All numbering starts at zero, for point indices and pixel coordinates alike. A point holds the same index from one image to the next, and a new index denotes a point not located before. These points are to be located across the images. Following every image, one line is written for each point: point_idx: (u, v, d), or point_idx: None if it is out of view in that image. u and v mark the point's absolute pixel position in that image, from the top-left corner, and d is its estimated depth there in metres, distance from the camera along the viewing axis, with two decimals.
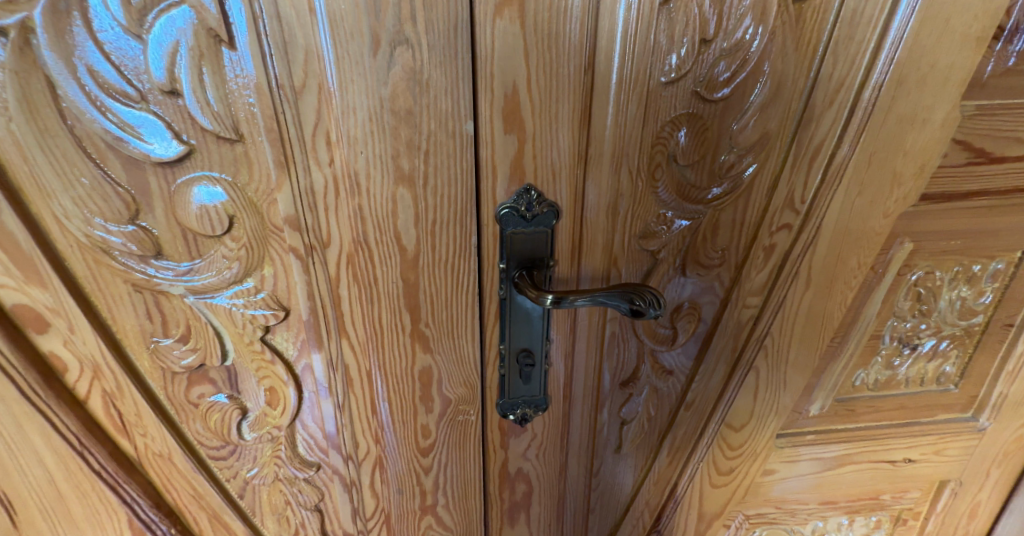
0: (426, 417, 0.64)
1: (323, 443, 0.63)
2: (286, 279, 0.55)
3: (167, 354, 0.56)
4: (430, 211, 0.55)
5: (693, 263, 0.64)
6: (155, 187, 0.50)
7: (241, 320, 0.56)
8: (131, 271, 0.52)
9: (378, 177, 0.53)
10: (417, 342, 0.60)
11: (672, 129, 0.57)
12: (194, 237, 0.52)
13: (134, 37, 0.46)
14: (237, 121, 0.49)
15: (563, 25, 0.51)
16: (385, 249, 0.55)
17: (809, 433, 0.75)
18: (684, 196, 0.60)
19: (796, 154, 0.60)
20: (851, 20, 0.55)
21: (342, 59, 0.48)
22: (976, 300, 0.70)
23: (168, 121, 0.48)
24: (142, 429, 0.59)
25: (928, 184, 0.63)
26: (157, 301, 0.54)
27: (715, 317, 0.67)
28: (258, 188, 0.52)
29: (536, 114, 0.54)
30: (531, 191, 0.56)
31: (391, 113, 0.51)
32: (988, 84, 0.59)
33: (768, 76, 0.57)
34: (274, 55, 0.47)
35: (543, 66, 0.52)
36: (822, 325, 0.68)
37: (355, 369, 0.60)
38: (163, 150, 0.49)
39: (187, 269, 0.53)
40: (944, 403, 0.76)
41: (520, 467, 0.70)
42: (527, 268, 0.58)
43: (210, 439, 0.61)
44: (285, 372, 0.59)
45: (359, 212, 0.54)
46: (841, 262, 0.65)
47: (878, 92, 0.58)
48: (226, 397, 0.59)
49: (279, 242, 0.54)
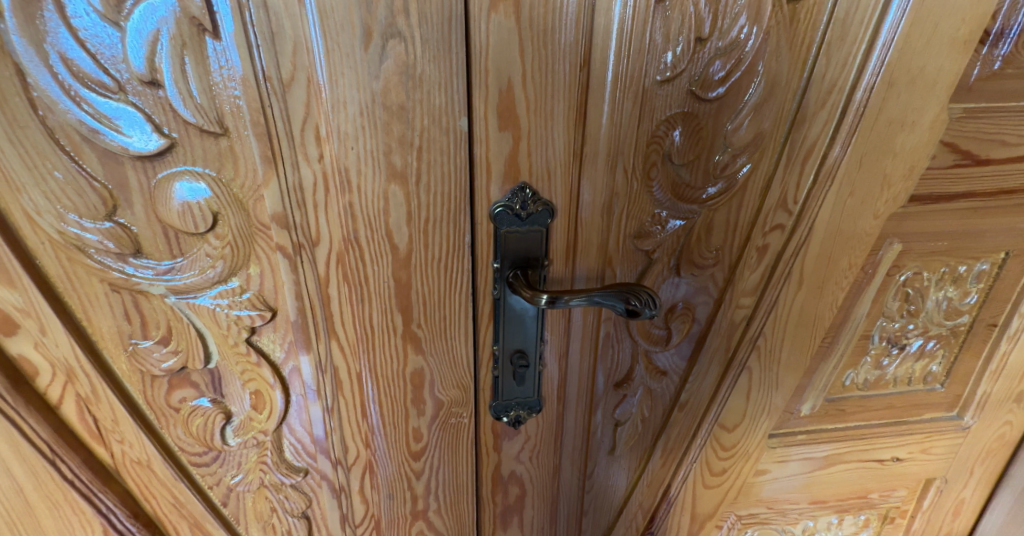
0: (417, 420, 0.62)
1: (311, 447, 0.61)
2: (272, 279, 0.53)
3: (147, 356, 0.54)
4: (423, 208, 0.54)
5: (687, 263, 0.63)
6: (134, 182, 0.48)
7: (225, 321, 0.54)
8: (107, 269, 0.50)
9: (369, 173, 0.51)
10: (409, 342, 0.58)
11: (667, 128, 0.57)
12: (175, 235, 0.50)
13: (111, 24, 0.43)
14: (222, 114, 0.47)
15: (559, 21, 0.50)
16: (376, 248, 0.54)
17: (801, 433, 0.75)
18: (679, 195, 0.60)
19: (789, 154, 0.60)
20: (844, 21, 0.55)
21: (332, 52, 0.47)
22: (962, 300, 0.71)
23: (148, 113, 0.46)
24: (119, 435, 0.56)
25: (917, 185, 0.63)
26: (135, 301, 0.52)
27: (709, 317, 0.66)
28: (243, 184, 0.50)
29: (531, 112, 0.53)
30: (526, 189, 0.55)
31: (383, 108, 0.50)
32: (975, 87, 0.60)
33: (762, 76, 0.57)
34: (261, 47, 0.46)
35: (538, 62, 0.51)
36: (814, 325, 0.68)
37: (345, 371, 0.58)
38: (142, 143, 0.47)
39: (168, 267, 0.51)
40: (930, 402, 0.77)
41: (513, 470, 0.69)
42: (522, 267, 0.57)
43: (191, 444, 0.58)
44: (271, 375, 0.57)
45: (350, 209, 0.52)
46: (833, 261, 0.65)
47: (868, 94, 0.58)
48: (209, 401, 0.57)
49: (265, 240, 0.52)
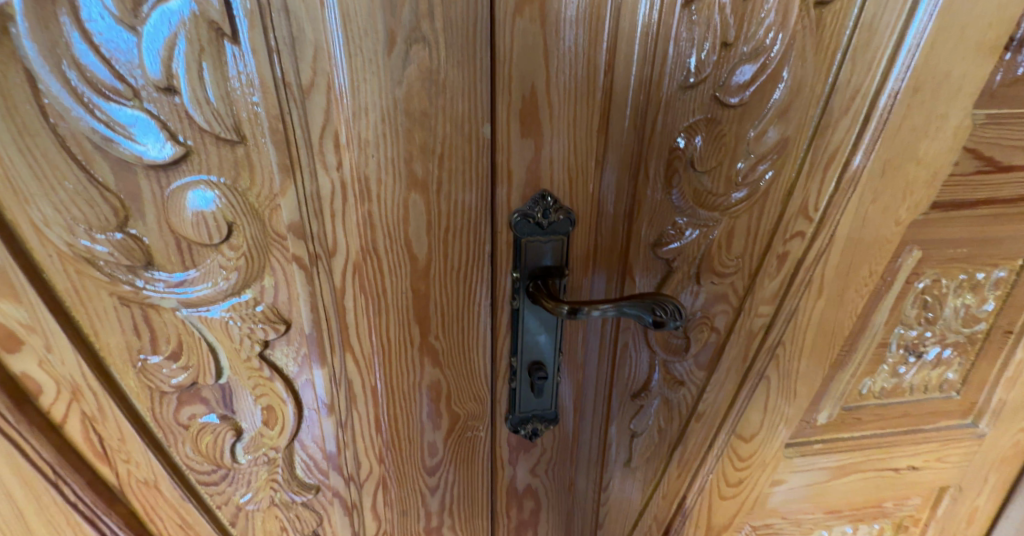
0: (432, 434, 0.61)
1: (323, 464, 0.59)
2: (287, 291, 0.51)
3: (156, 373, 0.52)
4: (443, 217, 0.52)
5: (707, 271, 0.62)
6: (147, 191, 0.46)
7: (238, 335, 0.52)
8: (117, 283, 0.48)
9: (389, 182, 0.50)
10: (426, 354, 0.57)
11: (690, 135, 0.56)
12: (188, 246, 0.48)
13: (127, 28, 0.41)
14: (239, 121, 0.45)
15: (584, 26, 0.49)
16: (395, 259, 0.52)
17: (816, 443, 0.75)
18: (700, 202, 0.59)
19: (813, 161, 0.59)
20: (870, 27, 0.55)
21: (354, 57, 0.45)
22: (980, 307, 0.71)
23: (163, 120, 0.44)
24: (125, 454, 0.54)
25: (939, 193, 0.63)
26: (146, 315, 0.49)
27: (728, 326, 0.65)
28: (260, 193, 0.48)
29: (554, 118, 0.51)
30: (547, 197, 0.54)
31: (405, 115, 0.48)
32: (999, 93, 0.59)
33: (787, 81, 0.56)
34: (280, 52, 0.44)
35: (563, 68, 0.50)
36: (833, 332, 0.68)
37: (360, 384, 0.56)
38: (157, 152, 0.45)
39: (180, 280, 0.49)
40: (945, 409, 0.77)
41: (529, 483, 0.68)
42: (542, 278, 0.56)
43: (200, 463, 0.56)
44: (284, 389, 0.55)
45: (369, 218, 0.50)
46: (853, 270, 0.65)
47: (893, 100, 0.57)
48: (219, 417, 0.55)
49: (281, 251, 0.50)
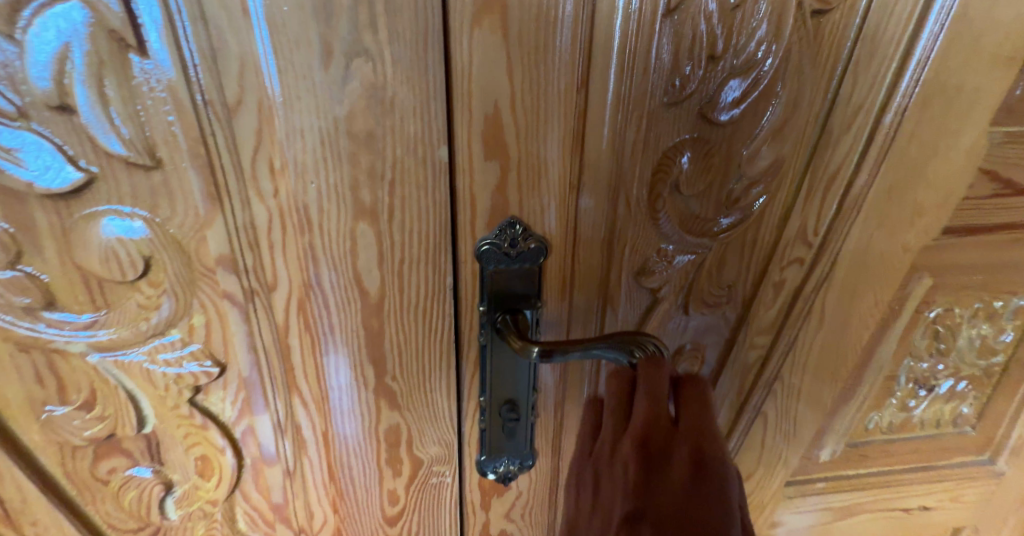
0: (392, 482, 0.55)
1: (269, 515, 0.55)
2: (221, 330, 0.46)
3: (64, 426, 0.47)
4: (397, 248, 0.47)
5: (697, 302, 0.57)
6: (44, 224, 0.41)
7: (162, 381, 0.47)
8: (13, 326, 0.43)
9: (333, 211, 0.44)
10: (382, 397, 0.52)
11: (674, 154, 0.50)
12: (98, 284, 0.43)
13: (5, 38, 0.36)
14: (153, 143, 0.40)
15: (551, 37, 0.43)
16: (342, 294, 0.47)
17: (819, 481, 0.69)
18: (687, 228, 0.53)
19: (810, 186, 0.54)
20: (875, 37, 0.49)
21: (286, 72, 0.40)
22: (997, 338, 0.65)
23: (59, 143, 0.39)
24: (31, 517, 0.50)
25: (952, 217, 0.57)
26: (51, 361, 0.44)
27: (721, 358, 0.60)
28: (182, 223, 0.43)
29: (521, 138, 0.46)
30: (516, 224, 0.49)
31: (348, 137, 0.43)
32: (1018, 108, 0.53)
33: (781, 97, 0.50)
34: (200, 67, 0.39)
35: (529, 83, 0.44)
36: (835, 366, 0.62)
37: (309, 430, 0.51)
38: (54, 179, 0.40)
39: (89, 322, 0.44)
40: (960, 446, 0.71)
41: (503, 529, 0.62)
42: (512, 312, 0.50)
43: (124, 520, 0.52)
44: (220, 437, 0.50)
45: (311, 250, 0.45)
46: (856, 298, 0.59)
47: (899, 117, 0.52)
48: (148, 471, 0.50)
49: (210, 285, 0.45)
